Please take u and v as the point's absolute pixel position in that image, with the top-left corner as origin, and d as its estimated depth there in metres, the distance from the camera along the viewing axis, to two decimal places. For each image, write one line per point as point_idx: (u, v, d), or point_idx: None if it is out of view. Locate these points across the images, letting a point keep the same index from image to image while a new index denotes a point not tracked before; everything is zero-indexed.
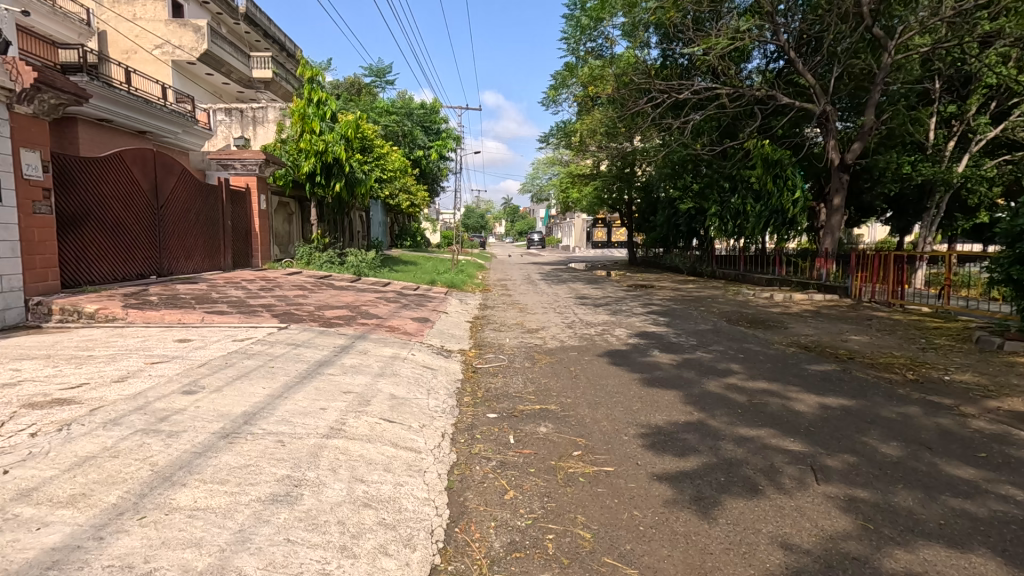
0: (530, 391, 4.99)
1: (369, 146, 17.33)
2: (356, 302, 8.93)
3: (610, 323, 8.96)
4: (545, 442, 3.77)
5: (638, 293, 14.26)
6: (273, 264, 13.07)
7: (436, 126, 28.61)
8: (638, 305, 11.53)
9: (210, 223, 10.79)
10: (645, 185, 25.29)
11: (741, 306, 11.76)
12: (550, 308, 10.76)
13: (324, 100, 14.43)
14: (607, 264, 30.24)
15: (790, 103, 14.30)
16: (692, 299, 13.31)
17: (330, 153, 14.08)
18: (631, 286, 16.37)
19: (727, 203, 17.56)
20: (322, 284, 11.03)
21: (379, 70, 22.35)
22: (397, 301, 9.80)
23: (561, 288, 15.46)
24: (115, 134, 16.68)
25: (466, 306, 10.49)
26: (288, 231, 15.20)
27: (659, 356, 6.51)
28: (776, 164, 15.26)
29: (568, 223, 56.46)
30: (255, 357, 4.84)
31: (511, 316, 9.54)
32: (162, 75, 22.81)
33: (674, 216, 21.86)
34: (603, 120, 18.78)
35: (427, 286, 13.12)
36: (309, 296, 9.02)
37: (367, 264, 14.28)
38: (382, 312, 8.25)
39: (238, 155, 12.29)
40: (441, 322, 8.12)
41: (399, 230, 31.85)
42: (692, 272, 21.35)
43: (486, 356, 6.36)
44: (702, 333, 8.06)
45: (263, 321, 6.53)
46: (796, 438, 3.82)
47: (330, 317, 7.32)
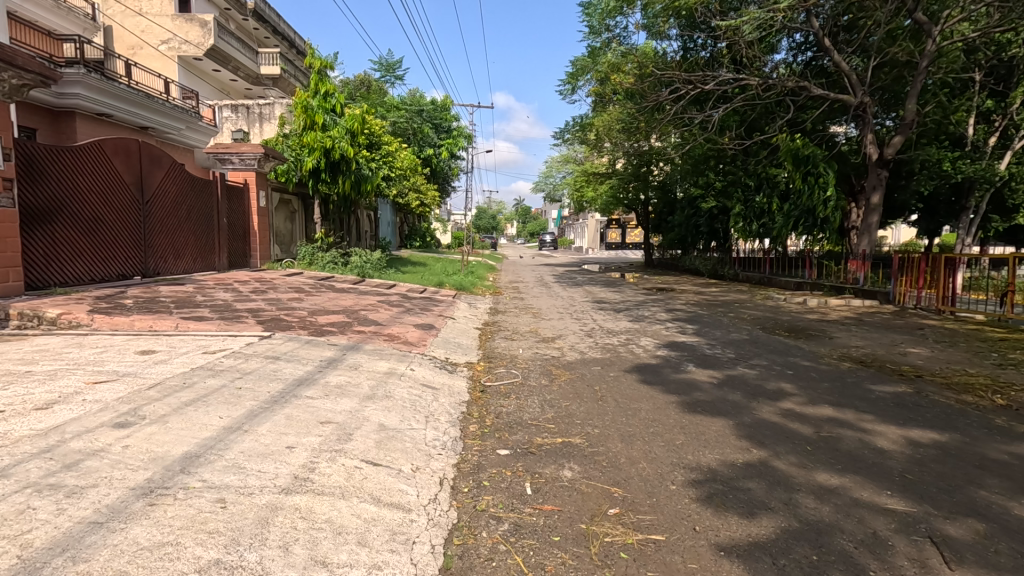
0: (548, 418, 4.16)
1: (376, 142, 16.63)
2: (354, 307, 8.18)
3: (634, 331, 8.12)
4: (570, 493, 2.95)
5: (658, 297, 13.37)
6: (272, 264, 12.38)
7: (447, 124, 27.90)
8: (662, 310, 10.66)
9: (203, 220, 10.12)
10: (663, 183, 24.32)
11: (773, 312, 10.84)
12: (566, 313, 9.94)
13: (330, 93, 13.75)
14: (623, 266, 29.29)
15: (825, 94, 13.35)
16: (718, 303, 12.40)
17: (335, 147, 13.38)
18: (651, 289, 15.47)
19: (752, 203, 16.59)
20: (321, 286, 10.29)
21: (389, 64, 21.66)
22: (400, 305, 9.05)
23: (577, 291, 14.61)
24: (115, 129, 16.13)
25: (475, 311, 9.70)
26: (290, 230, 14.53)
27: (695, 372, 5.66)
28: (808, 160, 14.28)
29: (581, 224, 55.47)
30: (222, 374, 4.08)
31: (524, 323, 8.73)
32: (168, 71, 22.35)
33: (695, 216, 20.87)
34: (620, 115, 17.93)
35: (434, 288, 12.34)
36: (305, 300, 8.28)
37: (372, 264, 13.55)
38: (382, 318, 7.49)
39: (236, 149, 11.63)
40: (447, 329, 7.34)
41: (408, 230, 31.17)
42: (713, 275, 20.35)
43: (497, 371, 5.56)
44: (738, 344, 7.18)
45: (245, 329, 5.79)
46: (894, 492, 2.96)
47: (323, 324, 6.57)
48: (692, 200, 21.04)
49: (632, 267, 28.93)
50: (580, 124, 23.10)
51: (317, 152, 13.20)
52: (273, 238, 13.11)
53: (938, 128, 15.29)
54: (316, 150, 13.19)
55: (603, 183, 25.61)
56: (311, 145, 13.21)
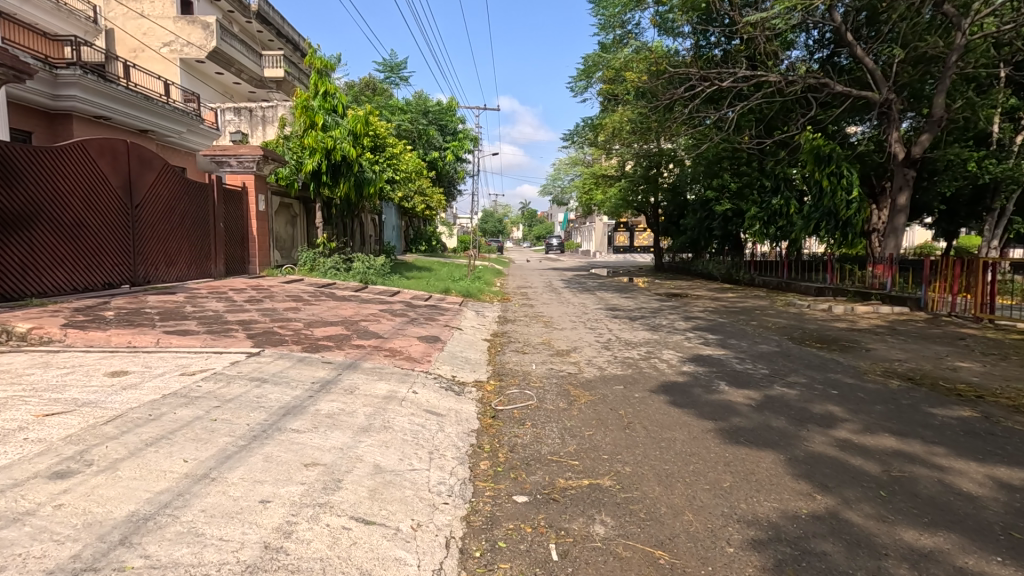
0: (571, 452, 3.61)
1: (380, 144, 16.20)
2: (354, 317, 7.67)
3: (654, 343, 7.56)
4: (605, 560, 2.40)
5: (674, 304, 12.80)
6: (272, 271, 11.91)
7: (453, 126, 27.47)
8: (680, 318, 10.09)
9: (199, 226, 9.65)
10: (673, 185, 23.71)
11: (798, 320, 10.24)
12: (580, 322, 9.38)
13: (332, 92, 13.33)
14: (633, 270, 28.68)
15: (847, 91, 12.79)
16: (737, 311, 11.81)
17: (338, 149, 12.93)
18: (665, 295, 14.88)
19: (770, 205, 16.00)
20: (321, 293, 9.79)
21: (394, 65, 21.24)
22: (404, 314, 8.53)
23: (589, 297, 14.06)
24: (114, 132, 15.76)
25: (482, 320, 9.17)
26: (292, 235, 14.07)
27: (730, 392, 5.10)
28: (829, 160, 13.69)
29: (588, 228, 54.84)
30: (198, 401, 3.57)
31: (535, 333, 8.19)
32: (169, 74, 22.04)
33: (708, 218, 20.26)
34: (632, 115, 17.41)
35: (440, 295, 11.81)
36: (302, 310, 7.77)
37: (376, 270, 13.05)
38: (384, 329, 6.96)
39: (234, 150, 11.20)
40: (453, 342, 6.80)
41: (414, 234, 30.72)
42: (727, 279, 19.72)
43: (509, 391, 5.02)
44: (770, 358, 6.60)
45: (233, 345, 5.29)
46: (1008, 560, 2.39)
47: (319, 337, 6.06)
48: (705, 202, 20.42)
49: (642, 271, 28.30)
50: (589, 125, 22.56)
51: (318, 154, 12.77)
52: (273, 243, 12.65)
53: (964, 126, 14.63)
54: (317, 152, 12.76)
55: (613, 185, 25.02)
56: (312, 147, 12.78)
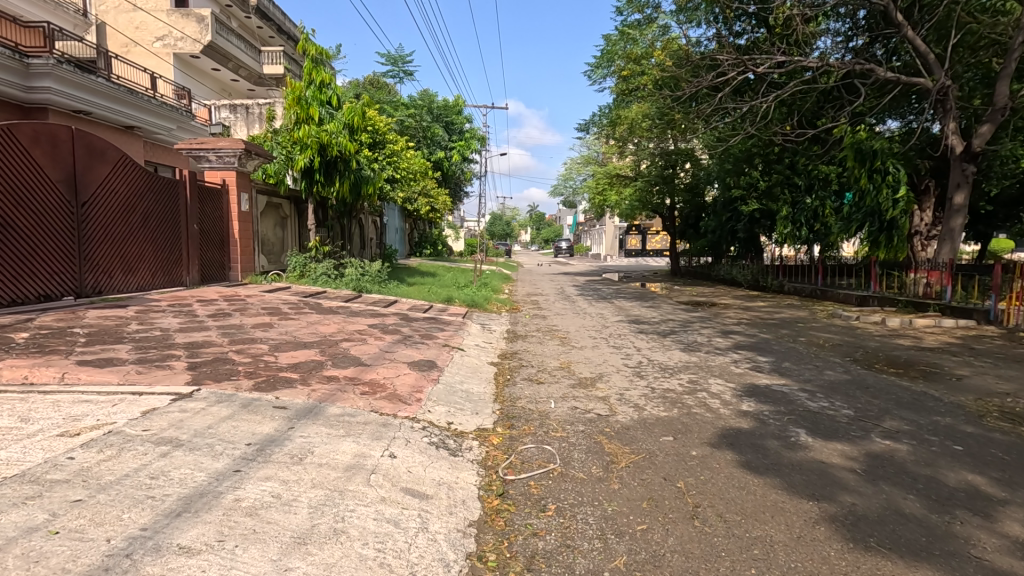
0: (620, 572, 2.35)
1: (379, 141, 15.05)
2: (334, 335, 6.45)
3: (696, 369, 6.25)
4: None
5: (703, 316, 11.44)
6: (255, 277, 10.74)
7: (459, 125, 26.31)
8: (715, 334, 8.78)
9: (166, 227, 8.49)
10: (691, 186, 22.32)
11: (852, 336, 8.87)
12: (601, 339, 8.08)
13: (327, 83, 12.14)
14: (647, 275, 27.32)
15: (895, 78, 11.45)
16: (776, 324, 10.45)
17: (333, 144, 11.76)
18: (688, 305, 13.55)
19: (804, 205, 14.77)
20: (304, 305, 8.58)
21: (398, 58, 20.08)
22: (396, 330, 7.28)
23: (607, 306, 12.73)
24: (96, 128, 14.69)
25: (487, 338, 7.90)
26: (282, 238, 12.84)
27: (820, 448, 3.79)
28: (872, 156, 12.35)
29: (597, 232, 53.41)
30: (50, 492, 2.33)
31: (550, 355, 6.90)
32: (163, 69, 21.02)
33: (734, 220, 18.80)
34: (652, 108, 16.10)
35: (441, 305, 10.57)
36: (275, 326, 6.55)
37: (371, 276, 11.84)
38: (369, 353, 5.72)
39: (212, 143, 10.05)
40: (451, 369, 5.54)
41: (418, 237, 29.55)
42: (753, 286, 18.12)
43: (521, 448, 3.75)
44: (846, 391, 5.28)
45: (165, 380, 4.06)
46: None
47: (283, 366, 4.83)
48: (729, 202, 18.94)
49: (657, 276, 26.89)
50: (604, 121, 21.20)
51: (311, 149, 11.55)
52: (258, 247, 11.45)
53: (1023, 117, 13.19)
54: (310, 146, 11.54)
55: (628, 186, 23.63)
56: (304, 141, 11.56)
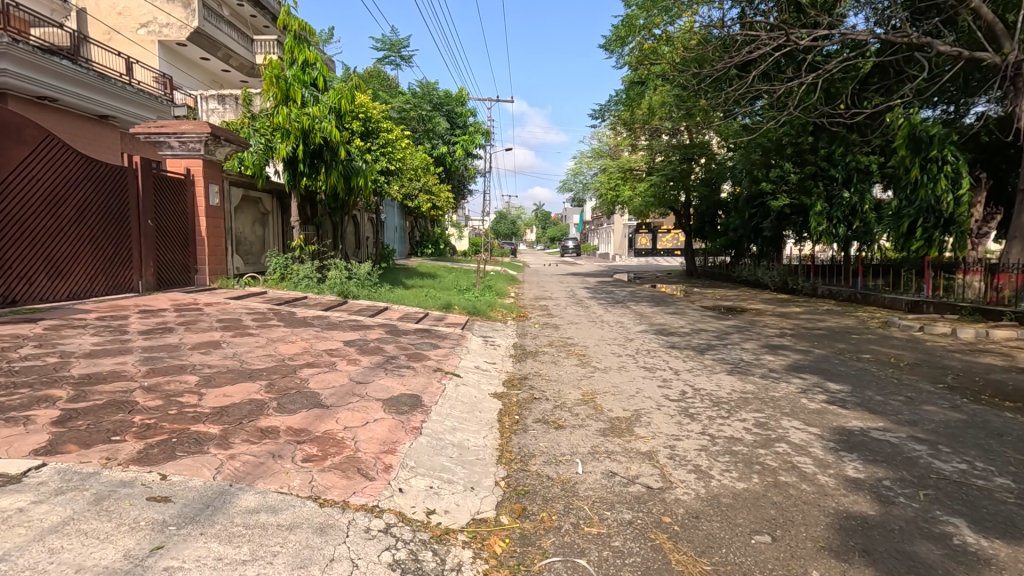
0: None
1: (371, 130, 13.75)
2: (296, 359, 5.08)
3: (758, 403, 4.83)
4: None
5: (738, 325, 9.97)
6: (227, 281, 9.41)
7: (462, 119, 24.94)
8: (762, 351, 7.32)
9: (111, 223, 7.24)
10: (708, 180, 20.82)
11: (925, 352, 7.39)
12: (627, 358, 6.65)
13: (312, 63, 10.79)
14: (661, 275, 25.76)
15: (956, 52, 9.87)
16: (824, 335, 8.98)
17: (318, 130, 10.39)
18: (717, 311, 12.11)
19: (842, 199, 13.38)
20: (273, 315, 7.21)
21: (395, 43, 18.74)
22: (378, 349, 5.92)
23: (625, 313, 11.28)
24: (67, 116, 13.44)
25: (488, 356, 6.50)
26: (262, 236, 11.40)
27: (1013, 566, 2.38)
28: (927, 143, 10.94)
29: (605, 231, 51.71)
30: None
31: (568, 381, 5.49)
32: (148, 58, 19.74)
33: (760, 215, 17.33)
34: (673, 93, 14.63)
35: (436, 313, 9.16)
36: (221, 346, 5.19)
37: (361, 280, 10.47)
38: (333, 387, 4.34)
39: (174, 126, 8.72)
40: (439, 411, 4.15)
41: (419, 236, 28.18)
42: (780, 288, 16.58)
43: (540, 565, 2.37)
44: (977, 442, 3.86)
45: (2, 446, 2.69)
46: None
47: (203, 411, 3.46)
48: (753, 197, 17.48)
49: (671, 276, 25.38)
50: (618, 110, 19.68)
51: (293, 136, 10.17)
52: (232, 247, 10.12)
53: None
54: (292, 133, 10.19)
55: (641, 181, 22.08)
56: (284, 127, 10.19)
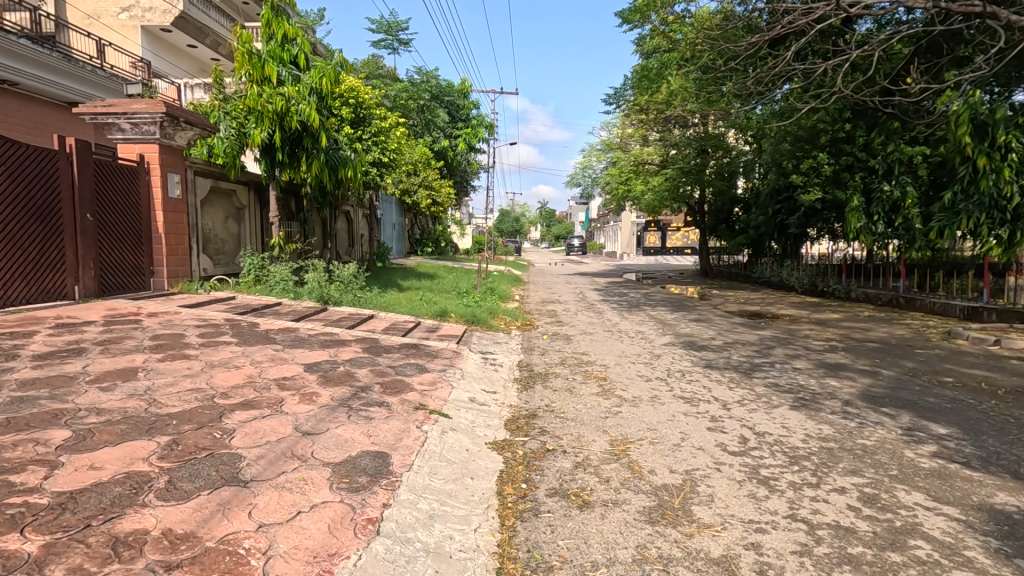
0: None
1: (363, 117, 12.52)
2: (231, 394, 3.84)
3: (850, 460, 3.55)
4: None
5: (776, 337, 8.66)
6: (189, 285, 8.21)
7: (465, 112, 23.74)
8: (820, 375, 6.02)
9: (32, 218, 6.11)
10: (725, 174, 19.51)
11: (1018, 374, 6.08)
12: (660, 385, 5.37)
13: (291, 38, 9.49)
14: (674, 275, 24.46)
15: None
16: (881, 349, 7.68)
17: (295, 112, 9.15)
18: (746, 318, 10.84)
19: (882, 193, 12.12)
20: (229, 329, 5.97)
21: (392, 25, 17.48)
22: (348, 377, 4.67)
23: (644, 320, 10.01)
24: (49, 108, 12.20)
25: (487, 383, 5.24)
26: (237, 234, 10.18)
27: None
28: (991, 128, 9.59)
29: (612, 229, 50.45)
30: None
31: (590, 422, 4.23)
32: (130, 44, 18.45)
33: (786, 211, 16.01)
34: (695, 76, 13.30)
35: (429, 324, 7.91)
36: (135, 377, 3.95)
37: (345, 283, 9.22)
38: (265, 443, 3.09)
39: (123, 105, 7.50)
40: (412, 482, 2.89)
41: (419, 234, 26.97)
42: (809, 290, 15.31)
43: None
44: None
45: None
46: None
47: (34, 505, 2.22)
48: (778, 191, 16.15)
49: (683, 276, 24.07)
50: (631, 97, 18.37)
51: (266, 120, 8.93)
52: (199, 245, 8.90)
53: None
54: (265, 116, 8.96)
55: (654, 176, 20.79)
56: (257, 110, 8.98)
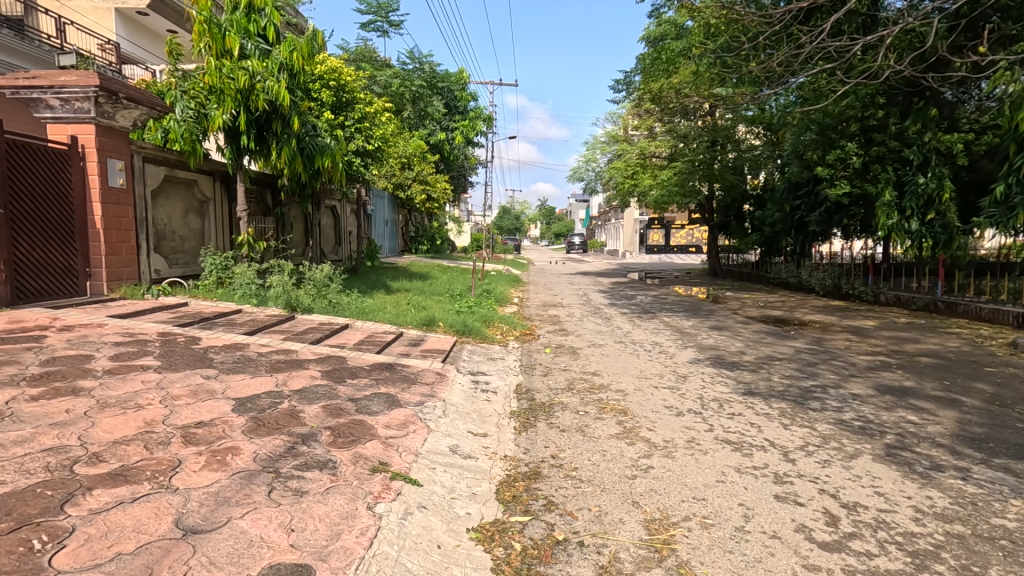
0: None
1: (346, 102, 11.38)
2: (104, 457, 2.69)
3: (1003, 563, 2.42)
4: None
5: (813, 350, 7.52)
6: (134, 291, 7.04)
7: (462, 105, 22.59)
8: (888, 407, 4.88)
9: None
10: (738, 168, 18.37)
11: None
12: (696, 424, 4.23)
13: (259, 7, 8.29)
14: (682, 275, 23.33)
15: None
16: (942, 366, 6.56)
17: (261, 90, 8.00)
18: (772, 325, 9.70)
19: (917, 186, 10.98)
20: (158, 348, 4.82)
21: (382, 4, 16.31)
22: (290, 419, 3.52)
23: (659, 329, 8.88)
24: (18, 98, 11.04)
25: (476, 421, 4.09)
26: (200, 231, 9.02)
27: None
28: None
29: (614, 228, 49.29)
30: None
31: (613, 489, 3.08)
32: (103, 28, 17.10)
33: (805, 207, 14.96)
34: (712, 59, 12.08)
35: (413, 337, 6.76)
36: None
37: (320, 287, 8.05)
38: (110, 559, 1.94)
39: (50, 76, 6.36)
40: None
41: (414, 232, 25.82)
42: (831, 292, 14.18)
43: None
44: None
45: None
46: None
47: None
48: (798, 187, 15.21)
49: (691, 276, 22.92)
50: (639, 84, 17.17)
51: (229, 99, 7.80)
52: (150, 244, 7.74)
53: None
54: (226, 95, 7.80)
55: (662, 170, 19.63)
56: (217, 88, 7.81)
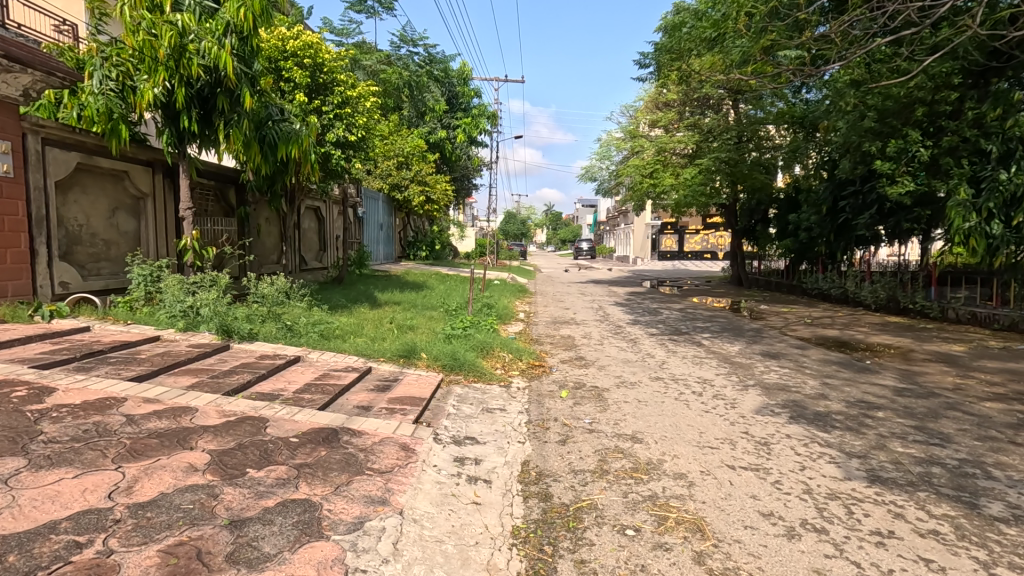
0: None
1: (324, 83, 9.71)
2: None
3: None
4: None
5: (913, 391, 5.70)
6: (19, 312, 5.40)
7: (465, 100, 20.89)
8: None
9: None
10: (770, 166, 16.50)
11: None
12: (832, 567, 2.43)
13: None
14: (703, 284, 21.47)
15: None
16: None
17: (195, 52, 6.29)
18: (837, 352, 7.85)
19: (1000, 181, 9.04)
20: None
21: None
22: None
23: (701, 357, 7.06)
24: None
25: (447, 566, 2.32)
26: (134, 234, 7.32)
27: None
28: None
29: (623, 232, 47.48)
30: None
31: None
32: (73, 13, 15.46)
33: (851, 209, 13.13)
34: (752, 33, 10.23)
35: (380, 379, 4.98)
36: None
37: (271, 307, 6.31)
38: None
39: None
40: None
41: (412, 236, 24.22)
42: (884, 306, 12.38)
43: None
44: None
45: None
46: None
47: None
48: (842, 185, 13.36)
49: (713, 284, 21.09)
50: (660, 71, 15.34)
51: (155, 65, 6.12)
52: (53, 250, 6.06)
53: None
54: (150, 59, 6.10)
55: (683, 170, 17.80)
56: (141, 52, 6.13)
